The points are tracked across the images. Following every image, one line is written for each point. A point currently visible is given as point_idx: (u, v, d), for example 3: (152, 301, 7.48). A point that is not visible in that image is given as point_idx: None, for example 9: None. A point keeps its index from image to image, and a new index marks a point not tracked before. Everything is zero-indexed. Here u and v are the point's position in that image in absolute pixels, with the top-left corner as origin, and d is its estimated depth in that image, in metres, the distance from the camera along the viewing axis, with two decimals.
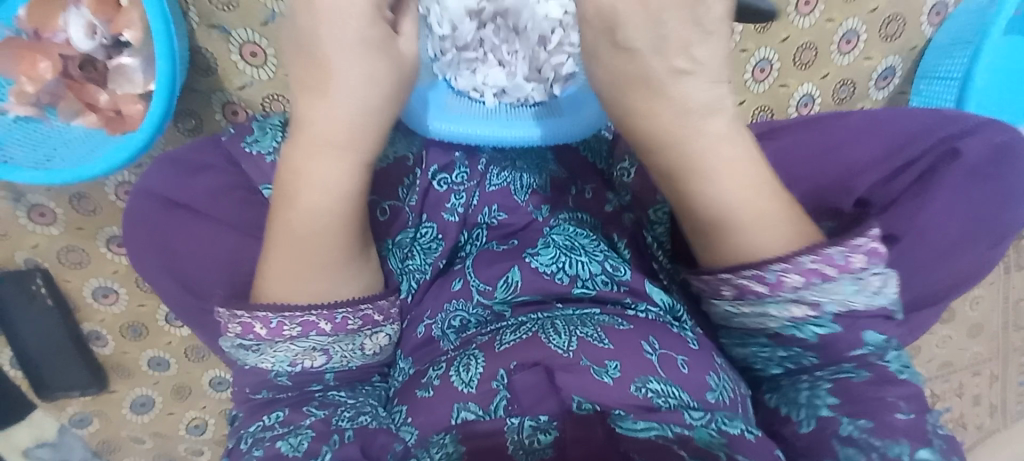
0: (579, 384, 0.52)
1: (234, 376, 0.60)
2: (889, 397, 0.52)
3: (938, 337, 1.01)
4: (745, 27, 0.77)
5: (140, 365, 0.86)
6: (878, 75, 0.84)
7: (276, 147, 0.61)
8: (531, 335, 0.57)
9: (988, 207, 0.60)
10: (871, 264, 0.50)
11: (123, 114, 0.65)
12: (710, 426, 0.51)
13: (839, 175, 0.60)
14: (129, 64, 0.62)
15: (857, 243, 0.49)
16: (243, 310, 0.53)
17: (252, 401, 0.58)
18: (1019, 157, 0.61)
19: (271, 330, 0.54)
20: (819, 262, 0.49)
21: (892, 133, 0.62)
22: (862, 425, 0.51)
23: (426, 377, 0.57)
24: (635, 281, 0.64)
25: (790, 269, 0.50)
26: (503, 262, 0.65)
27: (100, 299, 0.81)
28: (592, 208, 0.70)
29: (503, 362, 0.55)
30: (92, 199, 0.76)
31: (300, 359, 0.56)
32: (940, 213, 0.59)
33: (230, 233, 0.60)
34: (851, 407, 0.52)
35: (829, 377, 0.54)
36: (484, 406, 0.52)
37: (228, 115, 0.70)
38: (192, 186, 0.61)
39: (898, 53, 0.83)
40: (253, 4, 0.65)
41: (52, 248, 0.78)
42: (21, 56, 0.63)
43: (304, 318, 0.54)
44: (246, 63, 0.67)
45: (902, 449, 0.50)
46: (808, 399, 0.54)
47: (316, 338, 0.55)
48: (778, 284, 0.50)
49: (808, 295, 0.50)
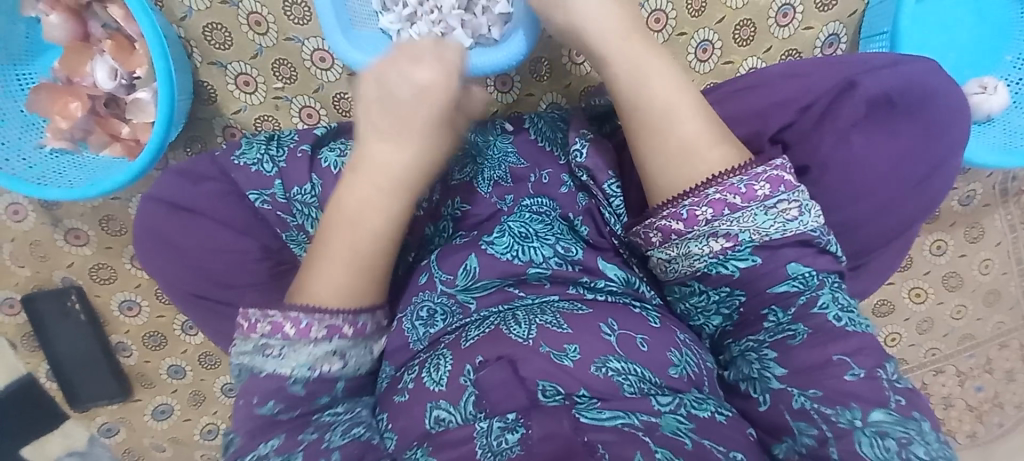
0: (542, 370, 0.54)
1: (240, 389, 0.56)
2: (833, 356, 0.55)
3: (949, 307, 0.94)
4: (678, 12, 0.76)
5: (160, 373, 0.95)
6: (823, 43, 0.80)
7: (261, 158, 0.70)
8: (493, 329, 0.58)
9: (911, 142, 0.59)
10: (776, 190, 0.55)
11: (141, 142, 0.77)
12: (680, 412, 0.52)
13: (756, 129, 0.60)
14: (143, 97, 0.74)
15: (758, 172, 0.55)
16: (275, 310, 0.55)
17: (252, 426, 0.55)
18: (937, 88, 0.60)
19: (300, 330, 0.55)
20: (723, 193, 0.55)
21: (773, 96, 0.61)
22: (812, 395, 0.54)
23: (402, 383, 0.58)
24: (587, 260, 0.67)
25: (701, 202, 0.55)
26: (463, 251, 0.67)
27: (126, 312, 0.92)
28: (550, 191, 0.72)
29: (469, 358, 0.56)
30: (118, 220, 0.88)
31: (320, 364, 0.56)
32: (860, 154, 0.59)
33: (222, 231, 0.70)
34: (801, 377, 0.55)
35: (769, 339, 0.57)
36: (455, 403, 0.53)
37: (227, 137, 0.81)
38: (192, 191, 0.70)
39: (839, 19, 0.79)
40: (245, 41, 0.77)
41: (85, 266, 0.89)
42: (55, 98, 0.76)
43: (332, 321, 0.57)
44: (240, 91, 0.79)
45: (854, 414, 0.52)
46: (761, 372, 0.56)
47: (338, 341, 0.57)
48: (692, 218, 0.55)
49: (721, 227, 0.55)
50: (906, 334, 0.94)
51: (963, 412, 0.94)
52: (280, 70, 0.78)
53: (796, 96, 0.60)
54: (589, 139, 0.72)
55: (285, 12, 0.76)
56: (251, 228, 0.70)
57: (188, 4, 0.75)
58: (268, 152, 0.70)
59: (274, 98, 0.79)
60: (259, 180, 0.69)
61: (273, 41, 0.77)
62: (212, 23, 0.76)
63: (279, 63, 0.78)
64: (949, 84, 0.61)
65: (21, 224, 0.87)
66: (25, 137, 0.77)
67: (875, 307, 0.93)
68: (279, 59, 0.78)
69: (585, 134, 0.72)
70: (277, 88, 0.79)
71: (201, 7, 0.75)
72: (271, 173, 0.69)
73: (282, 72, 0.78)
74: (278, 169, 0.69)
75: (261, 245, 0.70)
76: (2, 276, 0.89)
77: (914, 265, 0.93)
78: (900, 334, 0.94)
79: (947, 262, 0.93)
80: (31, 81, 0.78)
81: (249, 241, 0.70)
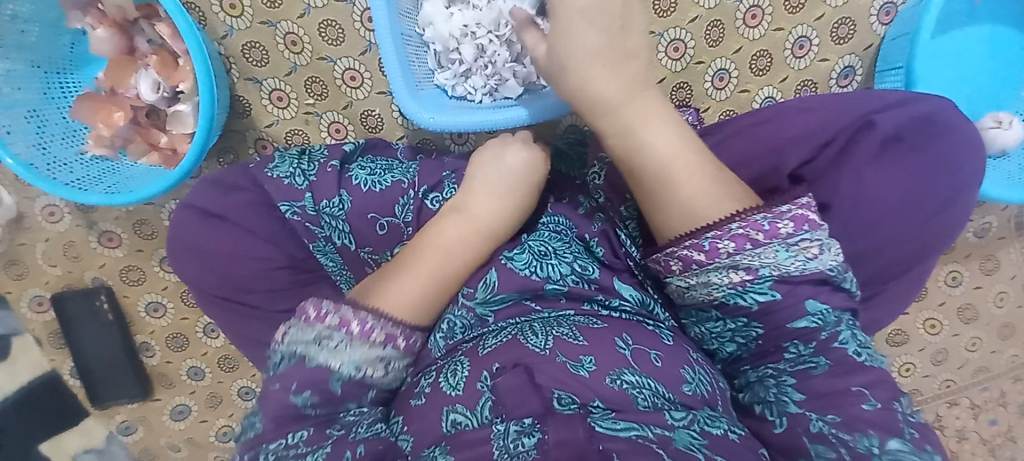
0: (557, 379, 0.55)
1: (280, 373, 0.59)
2: (853, 387, 0.58)
3: (964, 339, 0.93)
4: (697, 42, 0.78)
5: (180, 374, 0.97)
6: (838, 74, 0.80)
7: (292, 172, 0.74)
8: (510, 338, 0.60)
9: (931, 172, 0.60)
10: (800, 228, 0.56)
11: (178, 151, 0.81)
12: (693, 428, 0.53)
13: (768, 161, 0.63)
14: (183, 109, 0.78)
15: (781, 209, 0.56)
16: (349, 308, 0.61)
17: (280, 414, 0.58)
18: (952, 122, 0.61)
19: (363, 330, 0.60)
20: (747, 228, 0.56)
21: (788, 130, 0.63)
22: (830, 421, 0.57)
23: (419, 387, 0.61)
24: (603, 279, 0.68)
25: (722, 235, 0.57)
26: (483, 266, 0.70)
27: (152, 313, 0.95)
28: (567, 212, 0.75)
29: (486, 365, 0.58)
30: (151, 224, 0.91)
31: (366, 366, 0.60)
32: (876, 185, 0.60)
33: (249, 239, 0.73)
34: (819, 402, 0.58)
35: (790, 369, 0.59)
36: (471, 407, 0.55)
37: (259, 149, 0.85)
38: (223, 200, 0.73)
39: (854, 52, 0.80)
40: (280, 58, 0.81)
41: (116, 267, 0.93)
42: (97, 107, 0.79)
43: (392, 330, 0.62)
44: (273, 105, 0.83)
45: (871, 441, 0.55)
46: (777, 396, 0.59)
47: (390, 350, 0.62)
48: (712, 250, 0.57)
49: (742, 261, 0.57)
50: (920, 364, 0.93)
51: (977, 445, 0.94)
52: (312, 87, 0.82)
53: (812, 130, 0.62)
54: (607, 163, 0.78)
55: (320, 33, 0.79)
56: (277, 237, 0.73)
57: (229, 24, 0.79)
58: (300, 166, 0.74)
59: (305, 113, 0.83)
60: (290, 192, 0.73)
61: (307, 60, 0.81)
62: (251, 42, 0.80)
63: (311, 80, 0.82)
64: (965, 118, 0.62)
65: (56, 226, 0.91)
66: (68, 143, 0.81)
67: (889, 336, 0.93)
68: (311, 76, 0.81)
69: (604, 159, 0.79)
70: (308, 104, 0.83)
71: (240, 26, 0.79)
72: (301, 186, 0.73)
73: (313, 89, 0.82)
74: (308, 182, 0.73)
75: (285, 253, 0.73)
76: (35, 274, 0.93)
77: (929, 296, 0.92)
78: (915, 364, 0.93)
79: (960, 293, 0.92)
80: (75, 89, 0.83)
81: (275, 249, 0.73)
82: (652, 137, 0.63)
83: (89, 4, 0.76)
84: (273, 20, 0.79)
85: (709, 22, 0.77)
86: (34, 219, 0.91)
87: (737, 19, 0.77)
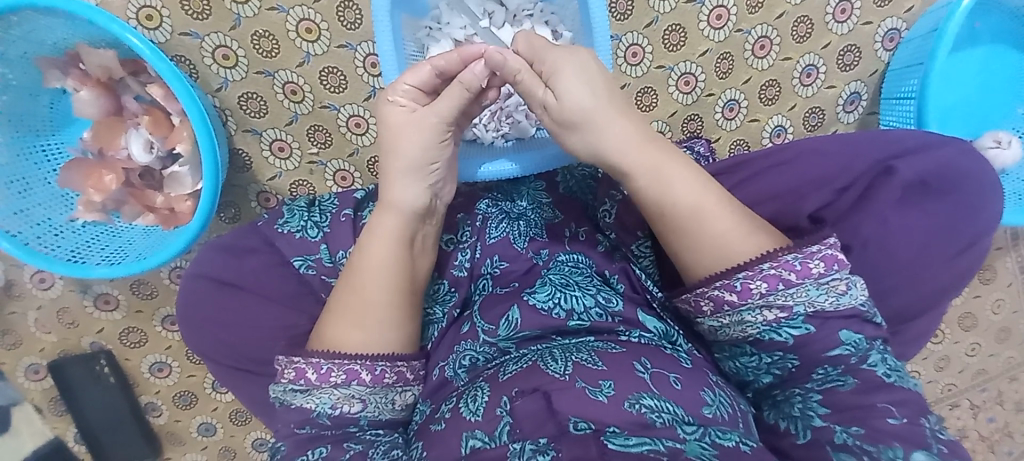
0: (575, 406, 0.51)
1: (280, 414, 0.60)
2: (878, 403, 0.54)
3: (963, 345, 0.97)
4: (707, 75, 0.81)
5: (190, 431, 0.95)
6: (845, 100, 0.85)
7: (304, 225, 0.69)
8: (531, 364, 0.57)
9: (951, 216, 0.63)
10: (830, 268, 0.55)
11: (176, 211, 0.76)
12: (705, 440, 0.50)
13: (791, 202, 0.64)
14: (181, 171, 0.74)
15: (812, 249, 0.54)
16: (299, 357, 0.58)
17: (297, 435, 0.58)
18: (971, 167, 0.64)
19: (320, 375, 0.58)
20: (778, 268, 0.54)
21: (808, 175, 0.65)
22: (854, 433, 0.53)
23: (438, 413, 0.58)
24: (627, 311, 0.64)
25: (753, 275, 0.55)
26: (505, 302, 0.65)
27: (156, 373, 0.91)
28: (587, 250, 0.70)
29: (506, 390, 0.55)
30: (149, 284, 0.87)
31: (340, 404, 0.58)
32: (902, 227, 0.62)
33: (267, 304, 0.69)
34: (843, 414, 0.54)
35: (818, 388, 0.56)
36: (490, 433, 0.52)
37: (262, 202, 0.81)
38: (235, 266, 0.70)
39: (860, 78, 0.84)
40: (280, 109, 0.77)
41: (115, 331, 0.89)
42: (87, 172, 0.75)
43: (350, 366, 0.58)
44: (275, 157, 0.79)
45: (896, 452, 0.50)
46: (802, 411, 0.56)
47: (357, 387, 0.59)
48: (745, 291, 0.55)
49: (776, 300, 0.55)
50: (924, 371, 0.98)
51: (976, 442, 0.99)
52: (315, 135, 0.79)
53: (835, 177, 0.64)
54: (619, 200, 0.73)
55: (322, 81, 0.76)
56: (298, 301, 0.69)
57: (223, 76, 0.75)
58: (312, 218, 0.69)
59: (309, 163, 0.80)
60: (303, 245, 0.69)
61: (308, 108, 0.77)
62: (247, 93, 0.76)
63: (314, 129, 0.79)
64: (982, 162, 0.66)
65: (46, 292, 0.86)
66: (56, 213, 0.76)
67: None
68: (314, 125, 0.78)
69: (615, 195, 0.73)
70: (312, 153, 0.80)
71: (236, 77, 0.75)
72: (315, 238, 0.69)
73: (316, 137, 0.79)
74: (323, 233, 0.69)
75: (308, 317, 0.69)
76: (28, 342, 0.88)
77: None
78: (919, 371, 0.97)
79: (961, 303, 0.96)
80: (60, 153, 0.78)
81: (295, 315, 0.69)
82: (685, 182, 0.58)
83: (69, 64, 0.72)
84: (271, 70, 0.75)
85: (720, 55, 0.81)
86: (23, 286, 0.85)
87: (746, 50, 0.81)
